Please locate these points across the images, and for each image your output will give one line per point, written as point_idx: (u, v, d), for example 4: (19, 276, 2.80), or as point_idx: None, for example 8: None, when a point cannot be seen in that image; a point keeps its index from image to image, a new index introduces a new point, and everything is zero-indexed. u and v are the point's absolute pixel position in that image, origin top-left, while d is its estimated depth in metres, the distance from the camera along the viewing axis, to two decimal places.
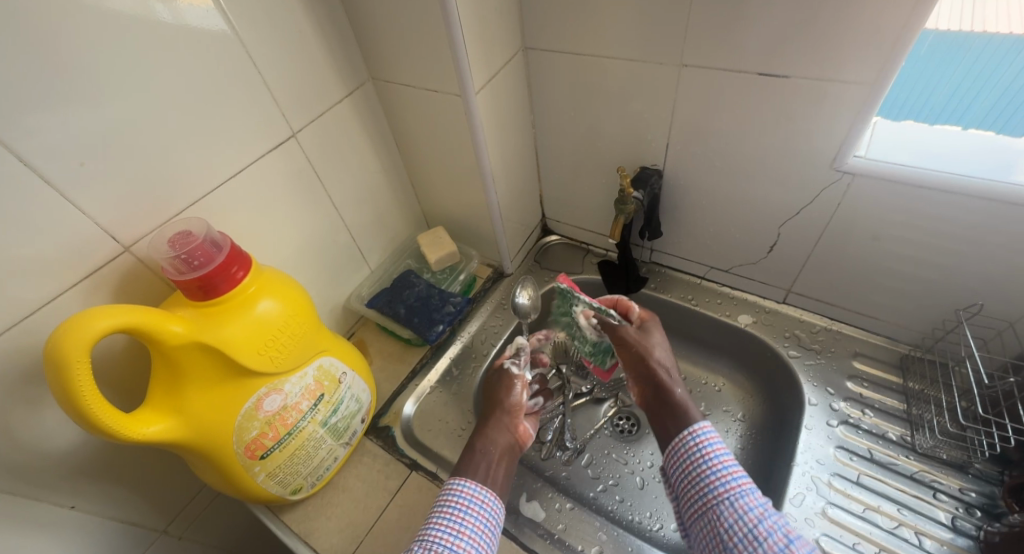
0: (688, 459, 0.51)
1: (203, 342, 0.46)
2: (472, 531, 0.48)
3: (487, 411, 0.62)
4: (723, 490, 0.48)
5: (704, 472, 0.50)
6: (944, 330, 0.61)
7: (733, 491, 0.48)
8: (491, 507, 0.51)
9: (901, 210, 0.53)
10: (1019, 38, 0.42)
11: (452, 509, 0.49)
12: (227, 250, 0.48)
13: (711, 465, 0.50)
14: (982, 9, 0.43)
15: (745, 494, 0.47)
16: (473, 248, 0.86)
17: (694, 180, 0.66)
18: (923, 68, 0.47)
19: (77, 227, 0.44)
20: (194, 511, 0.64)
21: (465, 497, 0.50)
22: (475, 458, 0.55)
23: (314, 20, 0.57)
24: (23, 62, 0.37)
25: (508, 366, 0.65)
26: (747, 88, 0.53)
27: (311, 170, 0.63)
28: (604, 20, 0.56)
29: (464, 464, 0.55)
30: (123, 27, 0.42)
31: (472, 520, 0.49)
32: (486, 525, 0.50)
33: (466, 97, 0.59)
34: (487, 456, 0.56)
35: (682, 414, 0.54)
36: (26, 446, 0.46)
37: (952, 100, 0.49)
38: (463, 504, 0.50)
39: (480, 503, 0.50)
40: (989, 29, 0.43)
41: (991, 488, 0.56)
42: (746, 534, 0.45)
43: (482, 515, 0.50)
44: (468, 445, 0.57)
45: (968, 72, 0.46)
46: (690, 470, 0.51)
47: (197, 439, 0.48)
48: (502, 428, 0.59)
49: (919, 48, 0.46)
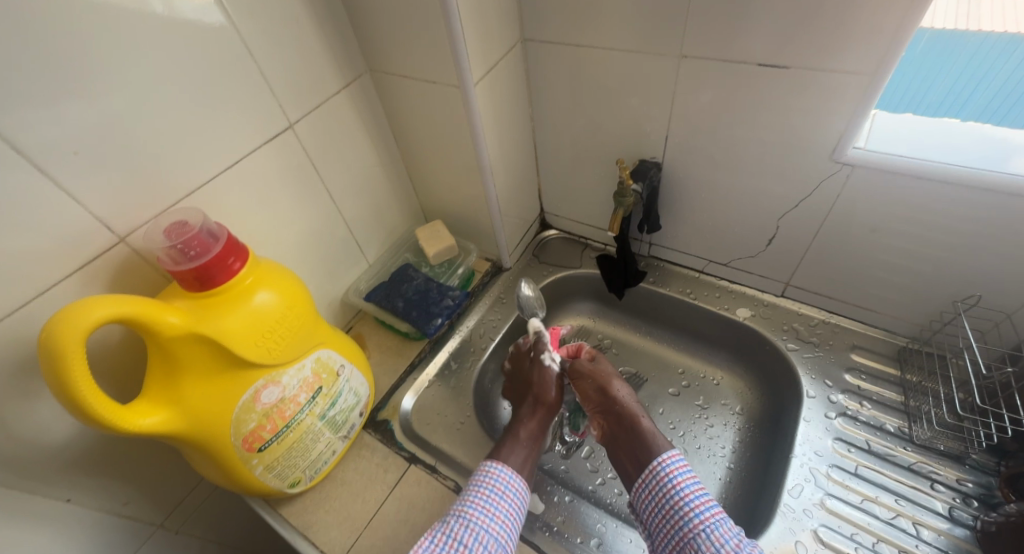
0: (661, 492, 0.52)
1: (200, 334, 0.45)
2: (504, 514, 0.50)
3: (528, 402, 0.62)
4: (698, 523, 0.48)
5: (677, 504, 0.50)
6: (941, 322, 0.61)
7: (707, 524, 0.48)
8: (522, 495, 0.53)
9: (899, 202, 0.54)
10: (1013, 37, 0.42)
11: (489, 491, 0.51)
12: (224, 241, 0.48)
13: (683, 496, 0.50)
14: (976, 7, 0.43)
15: (719, 524, 0.47)
16: (472, 242, 0.86)
17: (692, 173, 0.66)
18: (918, 66, 0.47)
19: (73, 217, 0.44)
20: (192, 505, 0.64)
21: (499, 479, 0.52)
22: (517, 447, 0.57)
23: (312, 11, 0.56)
24: (16, 52, 0.37)
25: (544, 358, 0.65)
26: (746, 80, 0.53)
27: (308, 163, 0.63)
28: (603, 11, 0.56)
29: (504, 449, 0.56)
30: (118, 15, 0.41)
31: (505, 504, 0.51)
32: (516, 510, 0.52)
33: (465, 89, 0.59)
34: (526, 446, 0.58)
35: (650, 442, 0.56)
36: (22, 439, 0.45)
37: (948, 97, 0.49)
38: (500, 487, 0.52)
39: (514, 488, 0.53)
40: (984, 28, 0.43)
41: (988, 479, 0.57)
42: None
43: (515, 497, 0.52)
44: (508, 432, 0.59)
45: (962, 70, 0.46)
46: (663, 504, 0.51)
47: (195, 431, 0.48)
48: (542, 421, 0.60)
49: (914, 47, 0.46)
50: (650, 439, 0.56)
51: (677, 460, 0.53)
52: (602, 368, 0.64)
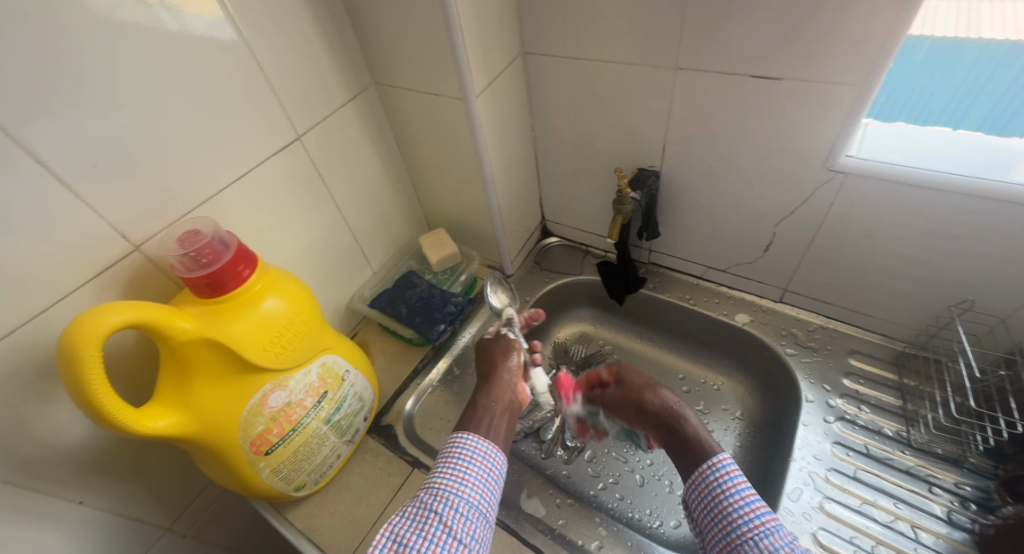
0: (709, 497, 0.51)
1: (211, 339, 0.47)
2: (474, 479, 0.49)
3: (487, 372, 0.62)
4: (746, 529, 0.47)
5: (725, 508, 0.50)
6: (937, 327, 0.62)
7: (757, 529, 0.47)
8: (495, 458, 0.52)
9: (893, 208, 0.55)
10: (1012, 45, 0.43)
11: (456, 460, 0.50)
12: (234, 248, 0.49)
13: (733, 501, 0.50)
14: (976, 15, 0.44)
15: (770, 533, 0.46)
16: (474, 250, 0.87)
17: (690, 181, 0.67)
18: (919, 72, 0.48)
19: (91, 226, 0.45)
20: (200, 509, 0.65)
21: (466, 446, 0.51)
22: (478, 413, 0.55)
23: (319, 26, 0.58)
24: (40, 70, 0.39)
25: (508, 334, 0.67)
26: (742, 91, 0.55)
27: (314, 172, 0.64)
28: (601, 24, 0.58)
29: (470, 420, 0.55)
30: (135, 33, 0.43)
31: (475, 470, 0.50)
32: (489, 474, 0.51)
33: (467, 101, 0.60)
34: (488, 411, 0.56)
35: (694, 446, 0.56)
36: (38, 441, 0.47)
37: (949, 106, 0.50)
38: (468, 455, 0.51)
39: (483, 454, 0.51)
40: (984, 36, 0.43)
41: (986, 482, 0.57)
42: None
43: (485, 461, 0.51)
44: (469, 402, 0.58)
45: (964, 76, 0.47)
46: (712, 508, 0.51)
47: (204, 435, 0.49)
48: (503, 387, 0.59)
49: (914, 54, 0.47)
50: (694, 443, 0.56)
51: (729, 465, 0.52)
52: (633, 380, 0.64)
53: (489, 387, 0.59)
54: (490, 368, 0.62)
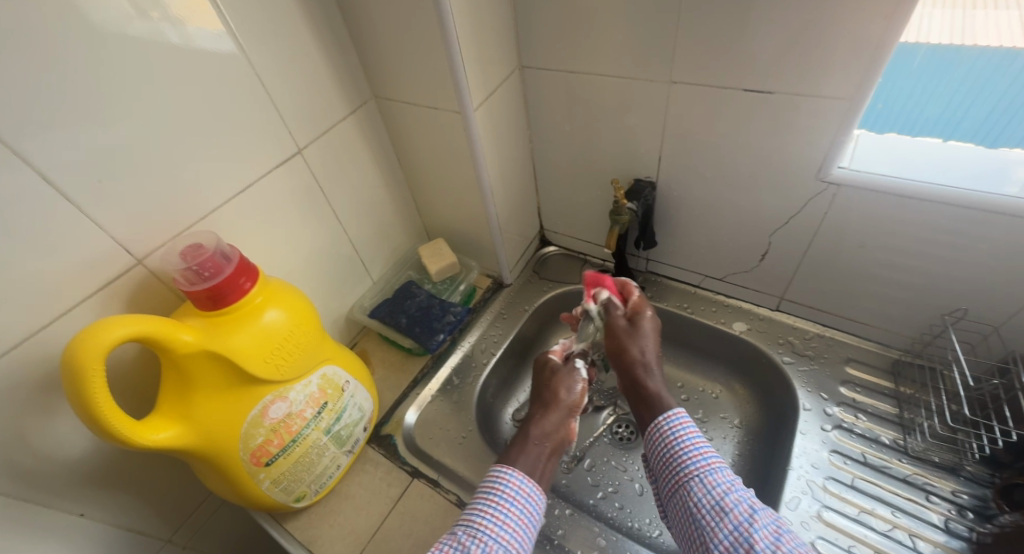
0: (661, 443, 0.55)
1: (212, 351, 0.47)
2: (515, 522, 0.50)
3: (546, 400, 0.63)
4: (693, 468, 0.51)
5: (678, 451, 0.53)
6: (931, 335, 0.62)
7: (702, 469, 0.51)
8: (537, 503, 0.52)
9: (885, 218, 0.55)
10: (1008, 52, 0.43)
11: (500, 498, 0.51)
12: (235, 261, 0.50)
13: (684, 445, 0.53)
14: (971, 23, 0.45)
15: (715, 470, 0.50)
16: (473, 260, 0.88)
17: (684, 191, 0.68)
18: (915, 79, 0.48)
19: (94, 240, 0.46)
20: (199, 520, 0.65)
21: (511, 484, 0.52)
22: (528, 448, 0.57)
23: (319, 41, 0.59)
24: (46, 86, 0.40)
25: (578, 365, 0.67)
26: (734, 104, 0.56)
27: (315, 184, 0.65)
28: (596, 39, 0.59)
29: (514, 453, 0.56)
30: (141, 50, 0.44)
31: (517, 511, 0.50)
32: (529, 519, 0.51)
33: (465, 114, 0.61)
34: (539, 449, 0.57)
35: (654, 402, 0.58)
36: (39, 454, 0.47)
37: (946, 112, 0.50)
38: (511, 494, 0.51)
39: (526, 495, 0.52)
40: (979, 42, 0.44)
41: (983, 490, 0.57)
42: (712, 506, 0.48)
43: (529, 503, 0.52)
44: (522, 434, 0.59)
45: (959, 84, 0.47)
46: (664, 453, 0.54)
47: (205, 446, 0.50)
48: (558, 423, 0.61)
49: (910, 60, 0.47)
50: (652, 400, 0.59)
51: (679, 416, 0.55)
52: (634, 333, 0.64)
53: (543, 420, 0.61)
54: (552, 399, 0.63)
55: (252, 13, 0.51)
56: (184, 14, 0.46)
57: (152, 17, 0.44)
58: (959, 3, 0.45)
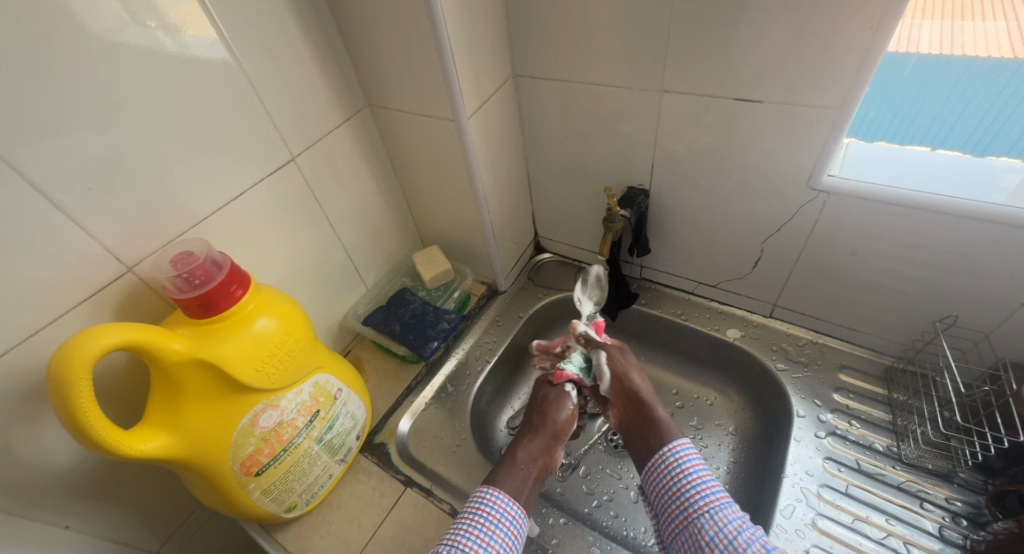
0: (668, 477, 0.56)
1: (201, 359, 0.47)
2: (499, 545, 0.52)
3: (535, 423, 0.64)
4: (702, 504, 0.52)
5: (685, 486, 0.54)
6: (923, 341, 0.63)
7: (711, 504, 0.52)
8: (519, 522, 0.55)
9: (877, 225, 0.56)
10: (997, 62, 0.44)
11: (485, 519, 0.53)
12: (227, 269, 0.50)
13: (690, 480, 0.54)
14: (961, 33, 0.45)
15: (723, 506, 0.51)
16: (467, 266, 0.88)
17: (677, 198, 0.69)
18: (906, 88, 0.49)
19: (84, 248, 0.46)
20: (189, 530, 0.64)
21: (496, 507, 0.54)
22: (512, 471, 0.58)
23: (313, 49, 0.59)
24: (36, 94, 0.40)
25: (568, 389, 0.66)
26: (725, 113, 0.56)
27: (308, 191, 0.65)
28: (589, 48, 0.59)
29: (500, 473, 0.58)
30: (133, 58, 0.44)
31: (500, 533, 0.53)
32: (511, 542, 0.53)
33: (459, 122, 0.61)
34: (524, 472, 0.59)
35: (660, 429, 0.60)
36: (25, 464, 0.47)
37: (937, 121, 0.50)
38: (495, 516, 0.53)
39: (511, 518, 0.54)
40: (968, 52, 0.45)
41: (976, 497, 0.57)
42: (726, 545, 0.49)
43: (512, 525, 0.54)
44: (507, 455, 0.61)
45: (948, 92, 0.47)
46: (670, 487, 0.55)
47: (193, 456, 0.49)
48: (541, 449, 0.62)
49: (901, 71, 0.48)
50: (656, 430, 0.60)
51: (685, 446, 0.57)
52: (625, 358, 0.67)
53: (529, 442, 0.62)
54: (539, 423, 0.64)
55: (247, 23, 0.51)
56: (179, 21, 0.46)
57: (147, 24, 0.44)
58: (950, 14, 0.45)
